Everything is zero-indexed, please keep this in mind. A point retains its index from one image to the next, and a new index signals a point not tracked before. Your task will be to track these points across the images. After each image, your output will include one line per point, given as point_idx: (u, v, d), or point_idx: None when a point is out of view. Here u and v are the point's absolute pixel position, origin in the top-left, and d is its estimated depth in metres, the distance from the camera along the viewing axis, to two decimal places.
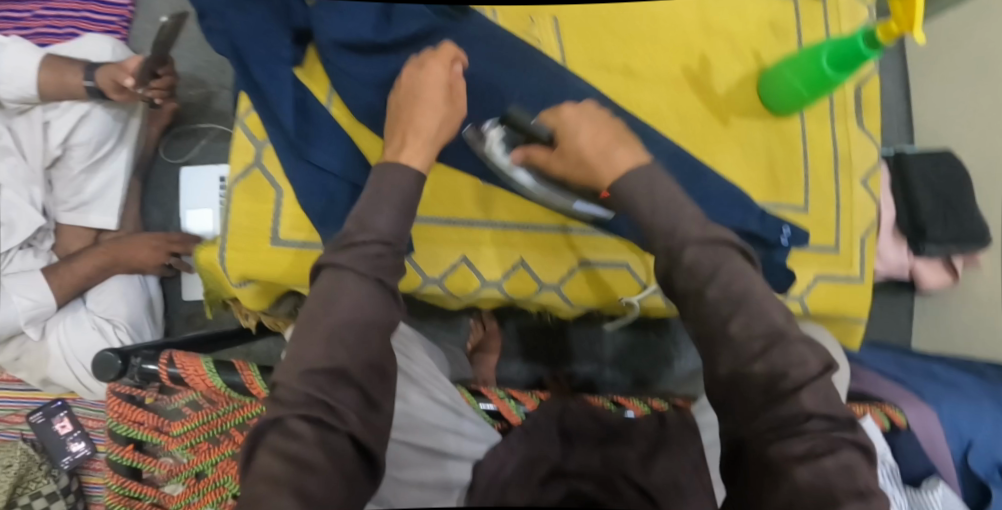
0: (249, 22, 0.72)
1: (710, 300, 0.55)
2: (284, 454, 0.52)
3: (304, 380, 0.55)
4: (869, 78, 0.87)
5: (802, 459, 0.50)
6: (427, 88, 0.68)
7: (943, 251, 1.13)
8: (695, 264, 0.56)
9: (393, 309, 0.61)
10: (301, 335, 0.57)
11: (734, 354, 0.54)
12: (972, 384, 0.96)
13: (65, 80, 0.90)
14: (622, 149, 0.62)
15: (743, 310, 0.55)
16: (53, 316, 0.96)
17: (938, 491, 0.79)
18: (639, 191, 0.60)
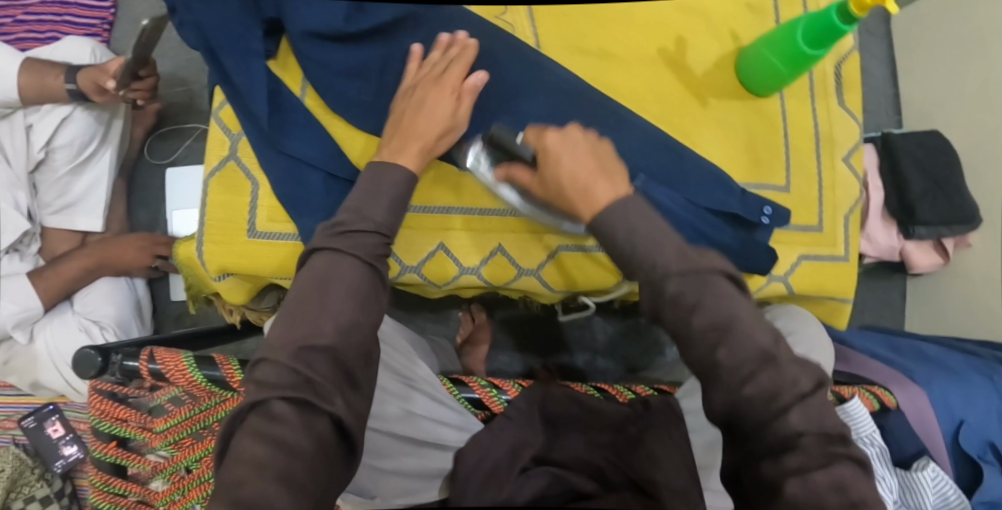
0: (217, 13, 0.72)
1: (695, 332, 0.48)
2: (267, 436, 0.52)
3: (297, 360, 0.55)
4: (849, 54, 0.87)
5: (796, 474, 0.46)
6: (433, 95, 0.70)
7: (934, 233, 1.13)
8: (678, 297, 0.49)
9: (380, 295, 0.62)
10: (292, 313, 0.57)
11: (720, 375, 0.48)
12: (963, 365, 0.95)
13: (45, 82, 0.90)
14: (603, 183, 0.54)
15: (727, 343, 0.48)
16: (40, 320, 0.97)
17: (927, 472, 0.78)
18: (619, 218, 0.52)
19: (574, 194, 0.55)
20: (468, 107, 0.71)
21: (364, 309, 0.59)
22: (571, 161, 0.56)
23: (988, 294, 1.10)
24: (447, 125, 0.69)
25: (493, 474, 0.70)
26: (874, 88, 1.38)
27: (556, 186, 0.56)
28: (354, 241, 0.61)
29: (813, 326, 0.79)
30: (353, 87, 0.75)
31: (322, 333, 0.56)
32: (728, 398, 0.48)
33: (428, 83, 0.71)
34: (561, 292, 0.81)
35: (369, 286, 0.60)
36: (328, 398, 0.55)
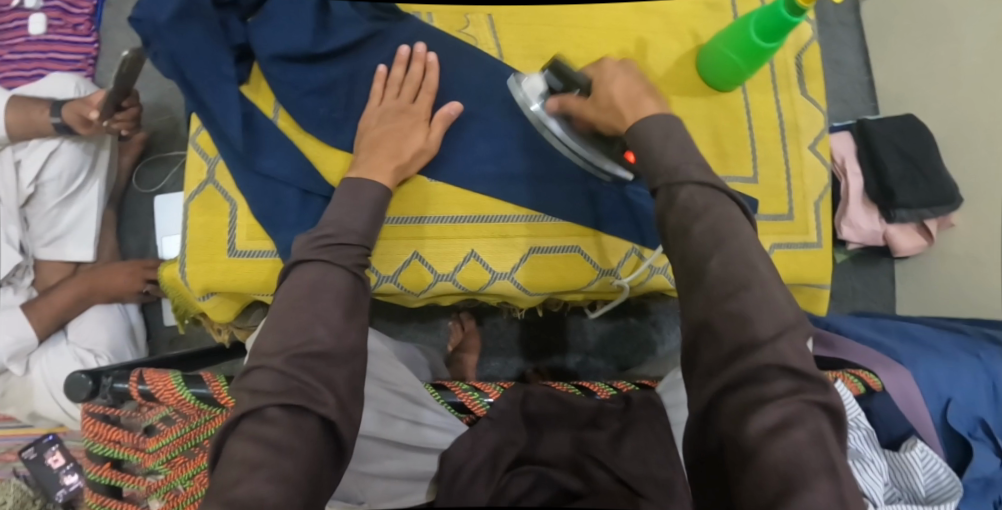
0: (189, 42, 0.73)
1: (695, 237, 0.54)
2: (260, 438, 0.54)
3: (291, 364, 0.58)
4: (809, 44, 0.89)
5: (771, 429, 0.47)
6: (407, 112, 0.75)
7: (915, 215, 1.14)
8: (689, 203, 0.55)
9: (363, 300, 0.65)
10: (282, 320, 0.60)
11: (705, 297, 0.53)
12: (949, 344, 0.95)
13: (31, 118, 0.93)
14: (650, 99, 0.63)
15: (720, 252, 0.53)
16: (35, 351, 1.00)
17: (916, 450, 0.79)
18: (658, 126, 0.61)
19: (622, 106, 0.64)
20: (438, 130, 0.76)
21: (350, 317, 0.62)
22: (622, 83, 0.65)
23: (972, 272, 1.10)
24: (418, 143, 0.74)
25: (478, 475, 0.71)
26: (848, 76, 1.40)
27: (607, 102, 0.65)
28: (338, 252, 0.64)
29: None
30: (322, 105, 0.78)
31: (315, 338, 0.59)
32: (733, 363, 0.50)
33: (398, 99, 0.76)
34: (538, 294, 0.82)
35: (354, 296, 0.64)
36: (320, 399, 0.57)
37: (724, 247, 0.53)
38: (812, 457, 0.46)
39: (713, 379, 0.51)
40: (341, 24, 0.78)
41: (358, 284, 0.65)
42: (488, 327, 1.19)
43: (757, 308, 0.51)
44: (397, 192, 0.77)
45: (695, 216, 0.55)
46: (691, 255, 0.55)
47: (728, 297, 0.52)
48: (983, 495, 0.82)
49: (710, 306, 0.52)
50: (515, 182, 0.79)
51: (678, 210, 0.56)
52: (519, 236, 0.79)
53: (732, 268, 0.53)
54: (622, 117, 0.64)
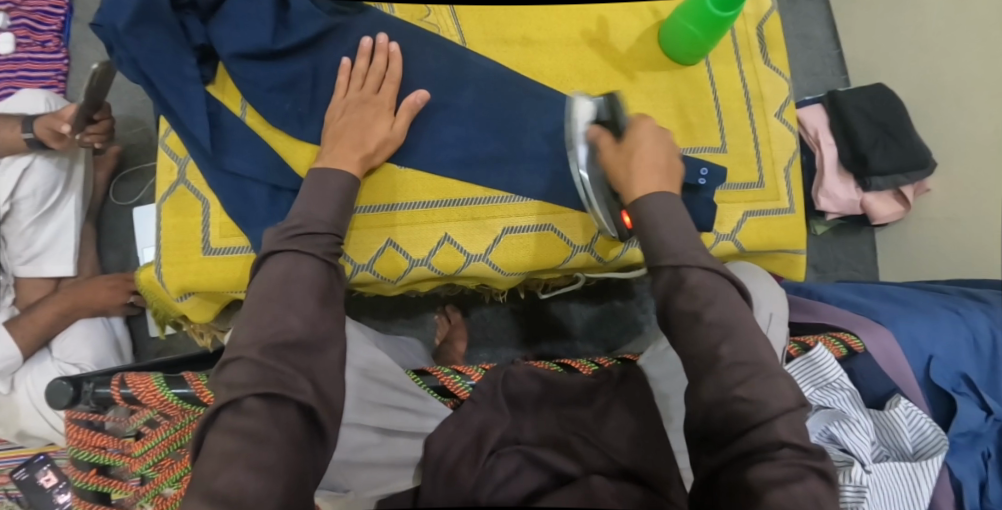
0: (151, 45, 0.74)
1: (705, 325, 0.58)
2: (237, 429, 0.54)
3: (266, 355, 0.57)
4: (770, 14, 0.90)
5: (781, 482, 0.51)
6: (372, 102, 0.76)
7: (890, 181, 1.14)
8: (696, 288, 0.59)
9: (338, 289, 0.66)
10: (255, 314, 0.60)
11: (716, 383, 0.56)
12: (929, 302, 0.96)
13: (3, 135, 0.93)
14: (661, 177, 0.67)
15: (731, 340, 0.57)
16: (20, 369, 1.00)
17: (900, 406, 0.79)
18: (665, 203, 0.65)
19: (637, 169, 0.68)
20: (404, 119, 0.77)
21: (325, 304, 0.63)
22: (650, 147, 0.69)
23: (949, 233, 1.11)
24: (383, 131, 0.75)
25: (463, 458, 0.71)
26: (817, 50, 1.41)
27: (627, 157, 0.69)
28: (309, 241, 0.65)
29: (765, 281, 0.81)
30: (287, 101, 0.78)
31: (290, 327, 0.59)
32: (719, 398, 0.55)
33: (363, 90, 0.76)
34: (513, 275, 0.82)
35: (327, 284, 0.64)
36: (298, 388, 0.57)
37: (733, 334, 0.57)
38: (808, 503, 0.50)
39: (728, 451, 0.55)
40: (301, 19, 0.78)
41: (332, 274, 0.65)
42: (475, 318, 1.19)
43: (765, 389, 0.55)
44: (365, 181, 0.78)
45: (702, 302, 0.59)
46: (698, 340, 0.58)
47: (738, 383, 0.55)
48: (972, 448, 0.84)
49: (721, 393, 0.55)
50: (485, 166, 0.80)
51: (685, 293, 0.59)
52: (491, 219, 0.80)
53: (744, 357, 0.57)
54: (632, 182, 0.67)
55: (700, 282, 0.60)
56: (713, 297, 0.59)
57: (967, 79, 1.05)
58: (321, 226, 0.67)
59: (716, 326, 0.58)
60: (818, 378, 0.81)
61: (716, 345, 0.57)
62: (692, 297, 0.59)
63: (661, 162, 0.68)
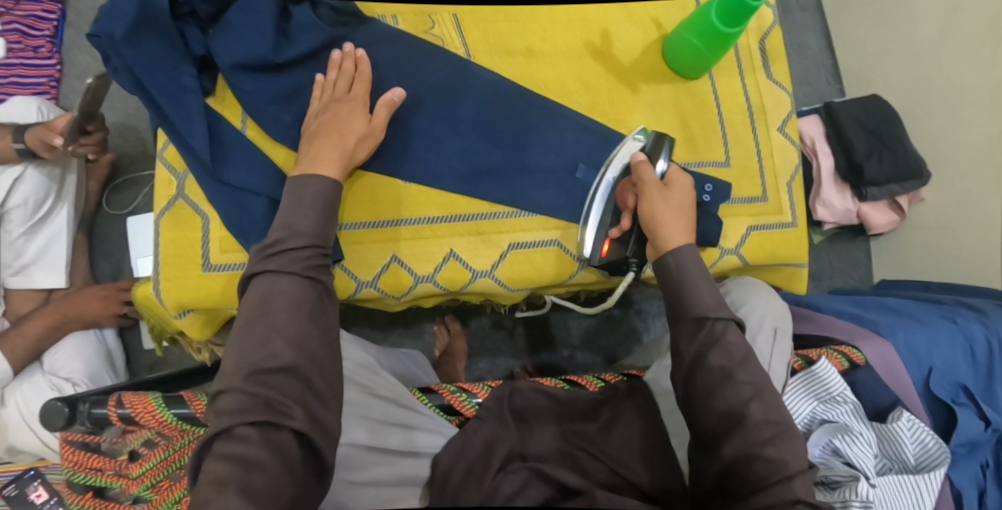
0: (148, 56, 0.72)
1: (737, 382, 0.60)
2: (228, 456, 0.53)
3: (251, 382, 0.56)
4: (772, 27, 0.90)
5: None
6: (345, 108, 0.73)
7: (886, 191, 1.15)
8: (732, 346, 0.62)
9: (327, 306, 0.64)
10: (242, 338, 0.58)
11: (743, 440, 0.58)
12: (925, 311, 0.97)
13: None
14: (685, 230, 0.71)
15: (760, 399, 0.60)
16: (10, 383, 0.98)
17: (903, 421, 0.80)
18: (688, 256, 0.68)
19: (668, 217, 0.71)
20: (381, 116, 0.74)
21: (314, 322, 0.61)
22: (677, 196, 0.73)
23: (942, 242, 1.13)
24: (360, 128, 0.73)
25: (470, 474, 0.70)
26: (812, 60, 1.41)
27: (666, 202, 0.72)
28: (286, 257, 0.62)
29: (766, 294, 0.81)
30: (286, 113, 0.77)
31: (278, 353, 0.58)
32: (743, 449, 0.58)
33: (345, 96, 0.74)
34: (519, 290, 0.82)
35: (313, 301, 0.61)
36: (287, 413, 0.56)
37: (762, 395, 0.60)
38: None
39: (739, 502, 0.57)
40: (302, 28, 0.76)
41: (317, 288, 0.63)
42: (474, 328, 1.18)
43: (787, 450, 0.58)
44: (357, 195, 0.77)
45: (737, 362, 0.62)
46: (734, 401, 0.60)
47: (764, 442, 0.58)
48: (971, 457, 0.84)
49: (747, 446, 0.58)
50: (490, 180, 0.80)
51: (721, 350, 0.62)
52: (495, 234, 0.79)
53: (771, 415, 0.60)
54: (662, 231, 0.70)
55: (733, 342, 0.63)
56: (745, 357, 0.62)
57: (964, 87, 1.05)
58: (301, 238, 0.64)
59: (744, 386, 0.61)
60: (822, 391, 0.81)
61: (745, 403, 0.59)
62: (725, 355, 0.62)
63: (685, 209, 0.73)
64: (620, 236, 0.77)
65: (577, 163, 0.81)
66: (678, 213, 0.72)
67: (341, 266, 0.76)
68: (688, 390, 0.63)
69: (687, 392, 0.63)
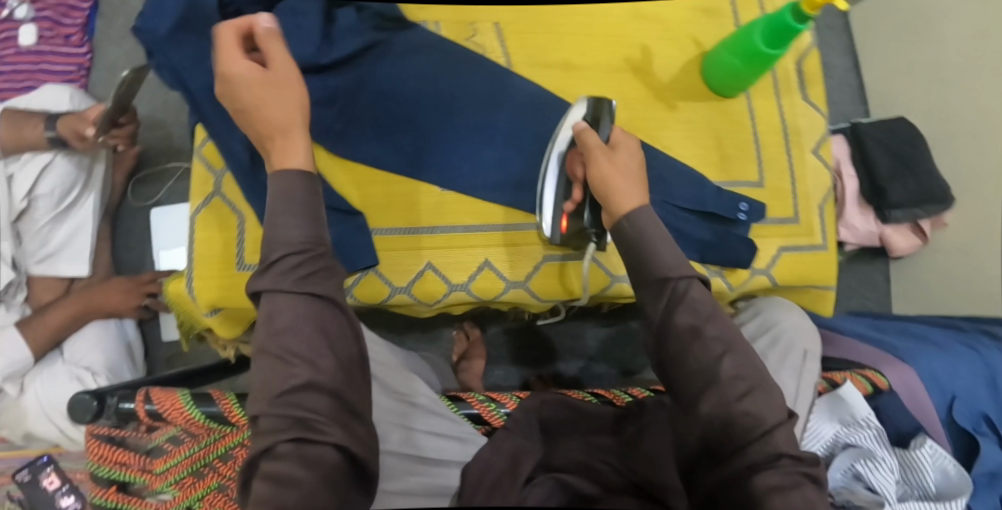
0: (191, 52, 0.72)
1: (706, 339, 0.58)
2: (272, 475, 0.55)
3: (280, 404, 0.57)
4: (809, 49, 0.90)
5: (777, 489, 0.53)
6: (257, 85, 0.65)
7: (909, 215, 1.15)
8: (697, 303, 0.59)
9: (336, 316, 0.61)
10: (258, 368, 0.58)
11: (718, 398, 0.56)
12: (947, 338, 0.96)
13: (23, 133, 0.90)
14: (634, 190, 0.65)
15: (731, 354, 0.58)
16: (30, 370, 0.97)
17: (926, 448, 0.80)
18: (644, 220, 0.63)
19: (614, 179, 0.66)
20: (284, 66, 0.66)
21: (323, 333, 0.59)
22: (625, 157, 0.68)
23: (960, 269, 1.13)
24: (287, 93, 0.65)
25: (496, 485, 0.69)
26: (838, 80, 1.41)
27: (609, 164, 0.67)
28: (272, 273, 0.59)
29: (796, 315, 0.81)
30: (326, 115, 0.76)
31: (299, 372, 0.58)
32: (722, 408, 0.56)
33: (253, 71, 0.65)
34: (549, 302, 0.82)
35: (314, 313, 0.59)
36: (324, 430, 0.57)
37: (733, 348, 0.58)
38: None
39: (727, 464, 0.56)
40: (346, 32, 0.76)
41: (319, 300, 0.60)
42: (491, 335, 1.18)
43: (763, 402, 0.57)
44: (390, 198, 0.77)
45: (705, 317, 0.58)
46: (700, 359, 0.58)
47: (740, 397, 0.56)
48: (991, 489, 0.82)
49: (724, 405, 0.56)
50: (524, 190, 0.80)
51: (688, 308, 0.59)
52: (527, 245, 0.79)
53: (743, 369, 0.58)
54: (613, 198, 0.65)
55: (698, 297, 0.60)
56: (712, 312, 0.59)
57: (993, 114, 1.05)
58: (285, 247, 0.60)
59: (715, 340, 0.58)
60: (846, 415, 0.82)
61: (717, 360, 0.57)
62: (692, 312, 0.59)
63: (634, 167, 0.68)
64: (575, 208, 0.74)
65: None
66: (624, 174, 0.67)
67: (375, 270, 0.76)
68: (660, 354, 0.60)
69: (660, 357, 0.60)
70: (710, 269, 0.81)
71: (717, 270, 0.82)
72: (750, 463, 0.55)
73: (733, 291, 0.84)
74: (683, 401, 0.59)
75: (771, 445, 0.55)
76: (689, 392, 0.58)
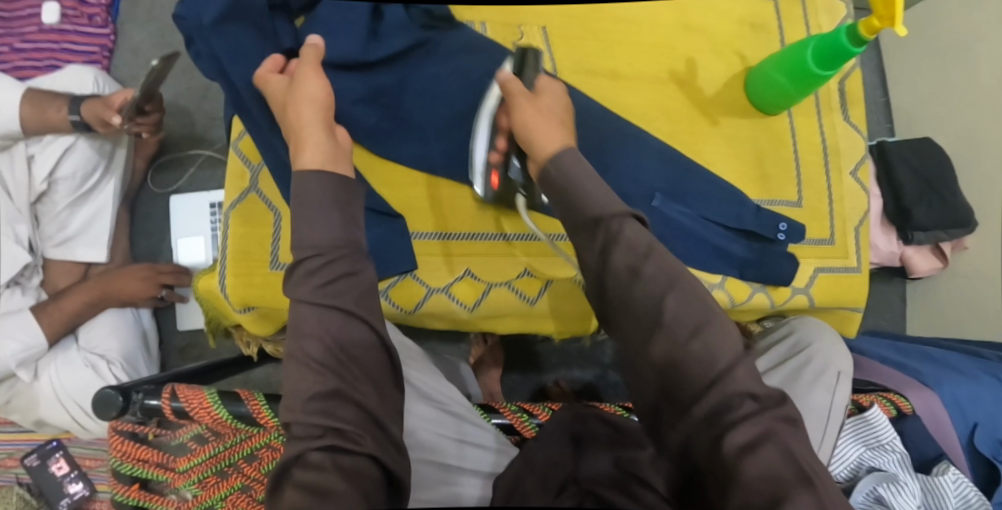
0: (234, 42, 0.71)
1: (646, 278, 0.55)
2: (304, 484, 0.54)
3: (309, 410, 0.57)
4: (853, 70, 0.89)
5: (744, 449, 0.49)
6: (299, 96, 0.66)
7: (931, 237, 1.15)
8: (634, 241, 0.56)
9: (361, 326, 0.61)
10: (289, 373, 0.59)
11: (667, 341, 0.54)
12: (969, 364, 0.97)
13: (46, 116, 0.88)
14: (552, 133, 0.64)
15: (673, 291, 0.55)
16: (44, 356, 0.93)
17: (949, 474, 0.78)
18: (570, 161, 0.61)
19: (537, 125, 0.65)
20: (305, 75, 0.67)
21: (339, 345, 0.59)
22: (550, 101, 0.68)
23: (979, 293, 1.14)
24: (313, 90, 0.66)
25: (529, 496, 0.67)
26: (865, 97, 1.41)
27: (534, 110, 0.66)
28: (298, 273, 0.59)
29: (830, 336, 0.81)
30: (370, 113, 0.74)
31: (329, 379, 0.58)
32: (670, 350, 0.54)
33: (285, 88, 0.67)
34: (583, 311, 0.84)
35: (337, 322, 0.59)
36: (357, 440, 0.57)
37: (674, 285, 0.55)
38: (787, 470, 0.49)
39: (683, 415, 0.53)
40: (394, 30, 0.75)
41: (343, 310, 0.59)
42: (509, 339, 1.17)
43: (714, 341, 0.54)
44: (431, 202, 0.79)
45: (642, 256, 0.56)
46: (639, 302, 0.55)
47: (689, 338, 0.54)
48: None
49: (672, 348, 0.54)
50: None
51: (624, 249, 0.56)
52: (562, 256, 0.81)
53: (686, 308, 0.55)
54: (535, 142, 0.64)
55: (633, 237, 0.57)
56: (648, 250, 0.56)
57: None
58: (305, 252, 0.60)
59: (655, 279, 0.56)
60: (871, 438, 0.82)
61: (658, 300, 0.55)
62: (628, 252, 0.56)
63: (560, 112, 0.68)
64: (501, 159, 0.73)
65: (653, 192, 0.78)
66: (547, 117, 0.65)
67: (412, 273, 0.78)
68: (603, 300, 0.58)
69: (602, 303, 0.59)
70: (753, 286, 0.81)
71: (760, 285, 0.82)
72: (709, 410, 0.52)
73: (776, 307, 0.83)
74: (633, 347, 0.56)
75: (731, 386, 0.52)
76: (638, 338, 0.56)
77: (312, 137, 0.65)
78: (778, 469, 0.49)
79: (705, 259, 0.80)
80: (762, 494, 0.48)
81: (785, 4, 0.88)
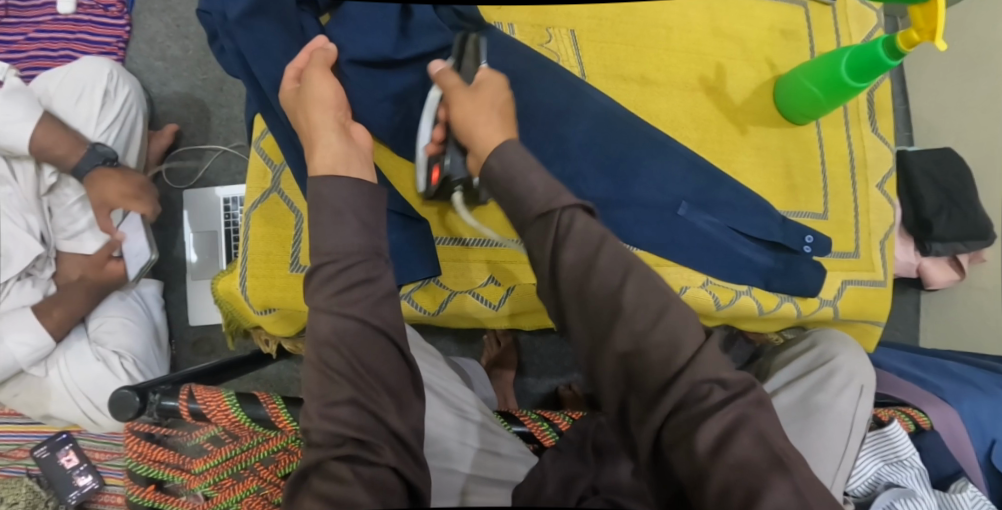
0: (257, 37, 0.69)
1: (602, 270, 0.55)
2: (326, 496, 0.53)
3: (324, 417, 0.56)
4: (882, 81, 0.89)
5: (714, 453, 0.47)
6: (316, 96, 0.64)
7: (949, 249, 1.14)
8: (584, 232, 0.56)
9: (379, 333, 0.59)
10: (308, 383, 0.58)
11: (628, 331, 0.53)
12: (990, 382, 0.96)
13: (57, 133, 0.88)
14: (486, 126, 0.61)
15: (630, 280, 0.54)
16: (53, 352, 0.93)
17: (967, 491, 0.75)
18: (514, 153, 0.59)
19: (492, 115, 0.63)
20: (316, 76, 0.65)
21: (355, 354, 0.58)
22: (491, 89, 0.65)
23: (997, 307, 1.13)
24: (324, 91, 0.64)
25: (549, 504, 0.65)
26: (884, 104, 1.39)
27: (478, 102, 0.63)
28: (313, 281, 0.58)
29: (855, 351, 0.79)
30: (393, 113, 0.73)
31: (349, 387, 0.57)
32: (632, 338, 0.52)
33: (298, 91, 0.65)
34: None
35: (352, 330, 0.58)
36: (378, 451, 0.56)
37: (631, 272, 0.55)
38: (762, 457, 0.47)
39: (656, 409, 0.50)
40: (422, 29, 0.73)
41: (358, 321, 0.58)
42: (524, 342, 1.16)
43: (675, 324, 0.53)
44: (448, 212, 0.79)
45: (595, 248, 0.55)
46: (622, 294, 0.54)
47: (651, 327, 0.53)
48: None
49: (634, 338, 0.52)
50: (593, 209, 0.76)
51: (576, 240, 0.56)
52: None
53: (646, 296, 0.54)
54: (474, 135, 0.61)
55: (582, 229, 0.56)
56: (600, 240, 0.56)
57: None
58: (327, 257, 0.58)
59: (611, 269, 0.55)
60: (889, 453, 0.77)
61: (617, 289, 0.54)
62: (580, 244, 0.55)
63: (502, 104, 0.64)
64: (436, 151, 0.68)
65: (680, 200, 0.77)
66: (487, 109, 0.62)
67: (436, 279, 0.79)
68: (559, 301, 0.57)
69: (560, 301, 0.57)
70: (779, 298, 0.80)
71: (788, 295, 0.81)
72: (677, 400, 0.50)
73: (802, 317, 0.82)
74: (595, 334, 0.54)
75: (698, 374, 0.51)
76: (600, 327, 0.54)
77: (329, 137, 0.63)
78: (753, 459, 0.47)
79: (732, 268, 0.79)
80: (737, 483, 0.46)
81: (817, 11, 0.87)
